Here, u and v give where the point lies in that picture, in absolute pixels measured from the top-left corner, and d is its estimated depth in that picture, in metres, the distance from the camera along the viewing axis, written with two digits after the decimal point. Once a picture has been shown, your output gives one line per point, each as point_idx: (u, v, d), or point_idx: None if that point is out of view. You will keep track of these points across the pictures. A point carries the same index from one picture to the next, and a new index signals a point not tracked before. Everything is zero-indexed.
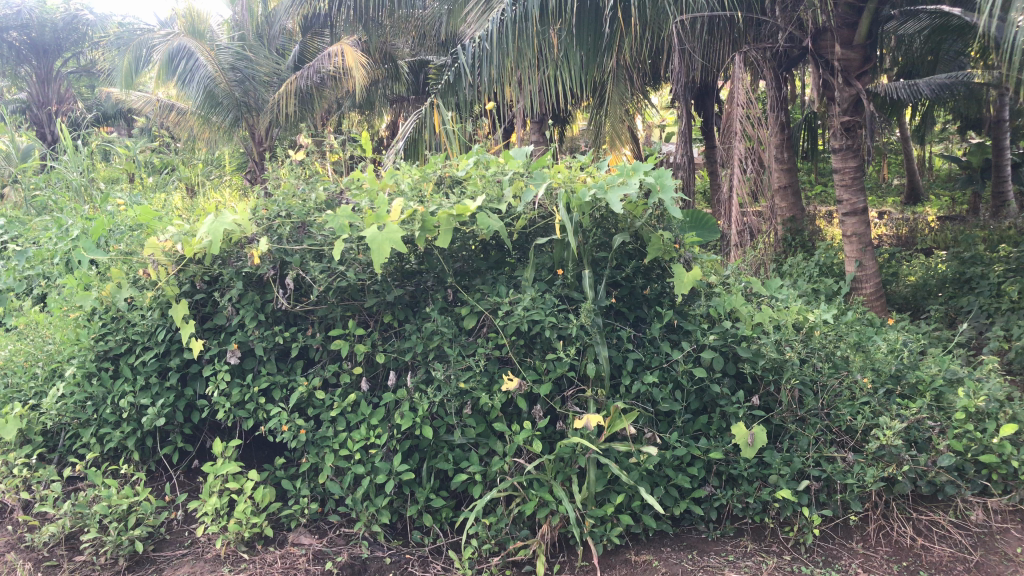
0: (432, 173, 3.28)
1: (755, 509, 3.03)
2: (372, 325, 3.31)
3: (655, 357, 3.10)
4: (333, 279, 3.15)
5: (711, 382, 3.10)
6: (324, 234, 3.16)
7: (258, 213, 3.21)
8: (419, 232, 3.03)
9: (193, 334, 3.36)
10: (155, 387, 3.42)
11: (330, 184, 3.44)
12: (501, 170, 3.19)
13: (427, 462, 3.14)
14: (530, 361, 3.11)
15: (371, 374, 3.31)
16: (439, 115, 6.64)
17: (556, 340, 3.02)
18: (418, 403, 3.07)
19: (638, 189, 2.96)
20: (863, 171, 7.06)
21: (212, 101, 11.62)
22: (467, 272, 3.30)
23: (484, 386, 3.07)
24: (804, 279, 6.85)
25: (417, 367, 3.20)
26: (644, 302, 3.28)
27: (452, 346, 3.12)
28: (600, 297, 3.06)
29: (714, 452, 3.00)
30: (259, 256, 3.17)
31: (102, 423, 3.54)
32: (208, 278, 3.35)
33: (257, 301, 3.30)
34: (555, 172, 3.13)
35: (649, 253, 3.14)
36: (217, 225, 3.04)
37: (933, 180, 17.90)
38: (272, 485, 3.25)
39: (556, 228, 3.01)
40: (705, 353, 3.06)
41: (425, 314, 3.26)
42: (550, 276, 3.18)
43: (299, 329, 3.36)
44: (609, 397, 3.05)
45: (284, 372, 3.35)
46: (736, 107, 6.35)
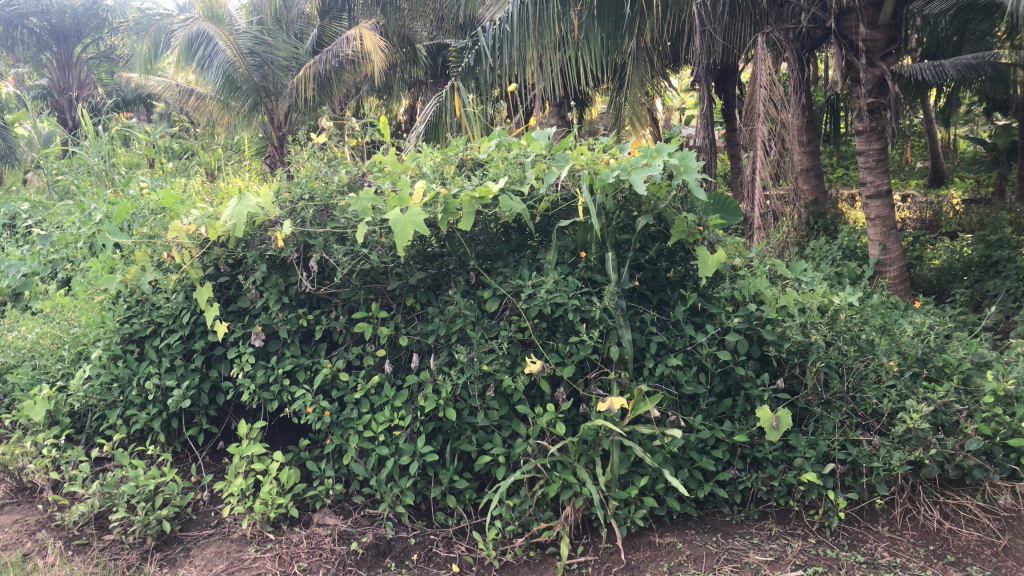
0: (453, 155, 3.28)
1: (780, 492, 3.02)
2: (394, 308, 3.31)
3: (678, 340, 3.10)
4: (356, 262, 3.14)
5: (735, 366, 3.09)
6: (347, 217, 3.16)
7: (282, 197, 3.21)
8: (442, 215, 3.02)
9: (217, 317, 3.38)
10: (180, 369, 3.46)
11: (352, 167, 3.44)
12: (523, 153, 3.17)
13: (451, 444, 3.15)
14: (553, 343, 3.10)
15: (394, 357, 3.32)
16: (458, 99, 6.64)
17: (579, 322, 3.01)
18: (441, 385, 3.08)
19: (662, 171, 2.93)
20: (887, 154, 6.98)
21: (232, 86, 11.74)
22: (489, 255, 3.29)
23: (507, 368, 3.07)
24: (826, 262, 6.79)
25: (440, 350, 3.21)
26: (668, 285, 3.26)
27: (475, 329, 3.12)
28: (623, 280, 3.05)
29: (739, 436, 2.99)
30: (283, 238, 3.17)
31: (128, 405, 3.57)
32: (231, 262, 3.36)
33: (280, 284, 3.31)
34: (579, 154, 3.11)
35: (673, 236, 3.11)
36: (240, 208, 3.05)
37: (958, 162, 17.67)
38: (297, 466, 3.27)
39: (579, 210, 2.99)
40: (729, 336, 3.05)
41: (447, 297, 3.26)
42: (572, 259, 3.17)
43: (322, 311, 3.37)
44: (632, 380, 3.04)
45: (307, 354, 3.37)
46: (759, 89, 6.28)
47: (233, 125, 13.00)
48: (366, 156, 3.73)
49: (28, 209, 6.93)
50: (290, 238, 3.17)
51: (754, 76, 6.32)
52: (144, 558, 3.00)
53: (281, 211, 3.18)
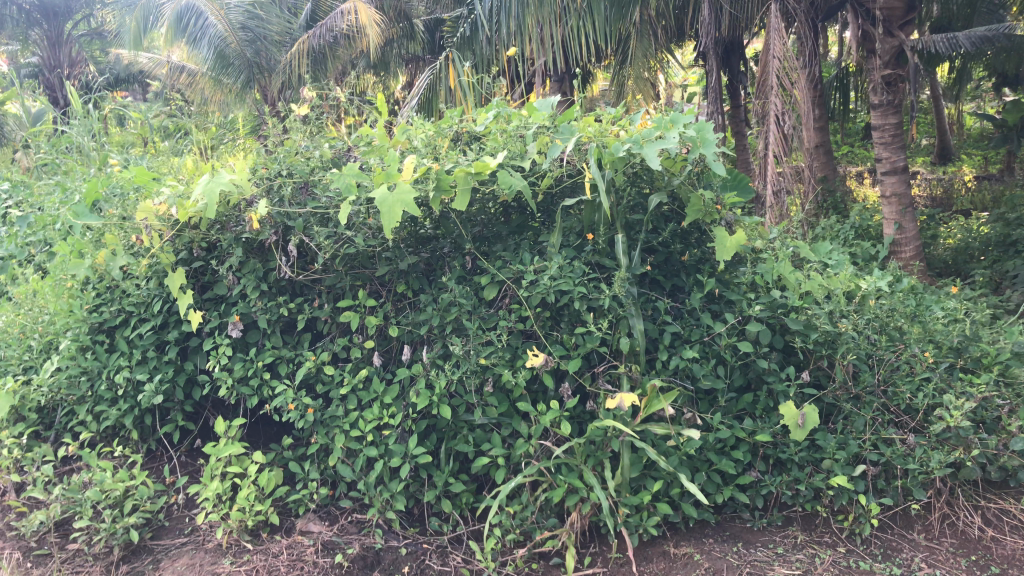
0: (448, 128, 2.98)
1: (806, 496, 2.75)
2: (384, 296, 3.04)
3: (695, 330, 2.83)
4: (341, 245, 2.85)
5: (757, 358, 2.82)
6: (330, 196, 2.87)
7: (259, 173, 2.92)
8: (435, 193, 2.73)
9: (191, 306, 3.11)
10: (153, 362, 3.19)
11: (337, 141, 3.14)
12: (524, 124, 2.88)
13: (446, 443, 2.89)
14: (558, 334, 2.83)
15: (384, 349, 3.06)
16: (455, 71, 6.36)
17: (586, 312, 2.73)
18: (435, 380, 2.81)
19: (678, 143, 2.67)
20: (903, 129, 6.68)
21: (224, 62, 11.51)
22: (487, 238, 3.01)
23: (507, 362, 2.80)
24: (838, 242, 6.49)
25: (433, 342, 2.94)
26: (682, 270, 2.98)
27: (472, 319, 2.86)
28: (634, 264, 2.77)
29: (762, 435, 2.73)
30: (260, 219, 2.88)
31: (98, 400, 3.30)
32: (206, 245, 3.08)
33: (260, 269, 3.03)
34: (585, 125, 2.83)
35: (689, 216, 2.85)
36: (211, 186, 2.76)
37: (965, 139, 17.30)
38: (280, 468, 3.00)
39: (587, 187, 2.71)
40: (751, 325, 2.78)
41: (442, 283, 2.98)
42: (578, 242, 2.88)
43: (305, 300, 3.09)
44: (644, 374, 2.77)
45: (290, 346, 3.10)
46: (772, 58, 5.93)
47: (226, 102, 12.68)
48: (352, 130, 3.43)
49: (8, 188, 6.64)
50: (268, 219, 2.88)
51: (767, 48, 6.01)
52: (109, 571, 2.74)
53: (258, 188, 2.89)
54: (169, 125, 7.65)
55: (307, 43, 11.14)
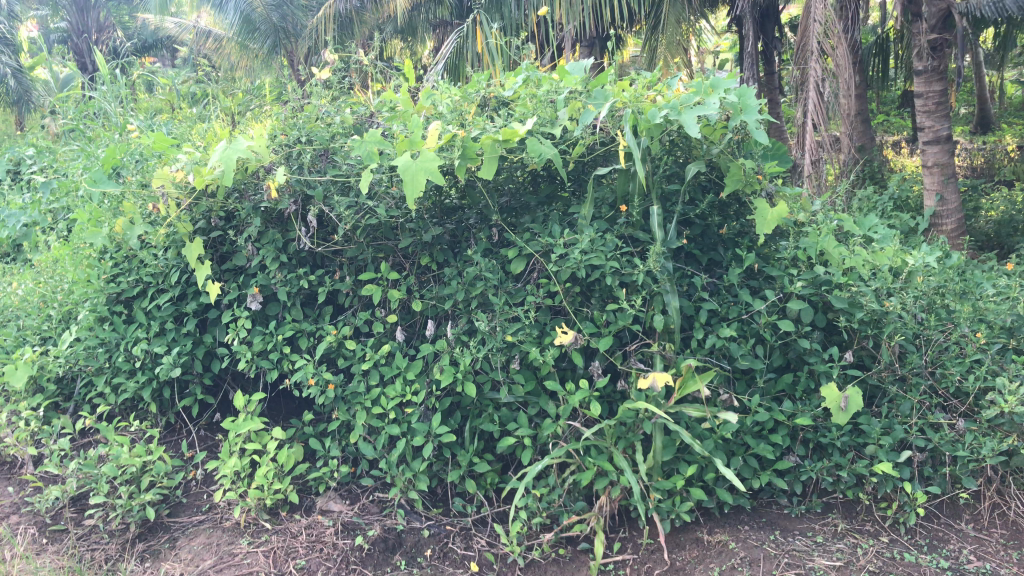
0: (474, 93, 2.84)
1: (848, 483, 2.62)
2: (407, 268, 2.92)
3: (733, 308, 2.70)
4: (362, 216, 2.73)
5: (798, 337, 2.68)
6: (351, 164, 2.74)
7: (277, 140, 2.80)
8: (460, 161, 2.60)
9: (209, 277, 3.01)
10: (171, 334, 3.11)
11: (359, 107, 3.01)
12: (555, 89, 2.73)
13: (470, 422, 2.78)
14: (588, 311, 2.70)
15: (407, 323, 2.95)
16: (484, 36, 6.20)
17: (618, 288, 2.60)
18: (459, 357, 2.71)
19: (719, 110, 2.52)
20: (948, 97, 6.42)
21: (250, 27, 11.53)
22: (515, 209, 2.88)
23: (535, 339, 2.68)
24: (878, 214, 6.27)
25: (458, 317, 2.83)
26: (720, 243, 2.84)
27: (498, 294, 2.74)
28: (670, 238, 2.63)
29: (802, 418, 2.59)
30: (278, 188, 2.77)
31: (116, 372, 3.23)
32: (224, 215, 2.97)
33: (279, 239, 2.92)
34: (620, 90, 2.68)
35: (727, 186, 2.71)
36: (229, 152, 2.65)
37: (1008, 107, 16.77)
38: (300, 445, 2.92)
39: (621, 155, 2.57)
40: (792, 302, 2.64)
41: (467, 256, 2.86)
42: (611, 213, 2.74)
43: (326, 271, 2.98)
44: (679, 353, 2.64)
45: (311, 319, 3.00)
46: (813, 23, 5.67)
47: (252, 68, 12.55)
48: (376, 94, 3.30)
49: (33, 154, 6.58)
50: (286, 189, 2.77)
51: (807, 9, 5.73)
52: (125, 549, 2.69)
53: (277, 156, 2.77)
54: (195, 91, 7.55)
55: (333, 8, 10.94)
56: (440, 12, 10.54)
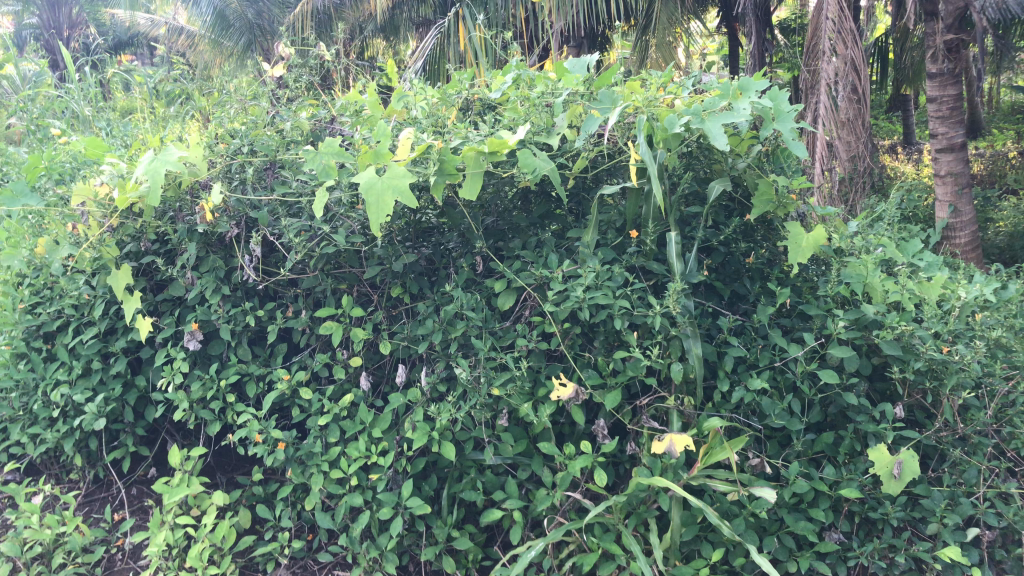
0: (455, 95, 2.39)
1: (904, 568, 2.17)
2: (376, 302, 2.46)
3: (763, 354, 2.26)
4: (317, 243, 2.25)
5: (841, 390, 2.24)
6: (302, 180, 2.23)
7: (217, 150, 2.32)
8: (437, 177, 2.11)
9: (138, 310, 2.53)
10: (96, 377, 2.63)
11: (318, 110, 2.53)
12: (551, 91, 2.28)
13: (449, 487, 2.33)
14: (590, 357, 2.24)
15: (375, 367, 2.49)
16: (466, 30, 5.75)
17: (628, 332, 2.15)
18: (435, 414, 2.24)
19: (750, 117, 2.10)
20: (964, 100, 6.00)
21: (224, 23, 11.20)
22: (503, 232, 2.43)
23: (527, 392, 2.22)
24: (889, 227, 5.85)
25: (434, 362, 2.37)
26: (745, 274, 2.40)
27: (483, 336, 2.28)
28: (691, 271, 2.18)
29: (848, 490, 2.15)
30: (213, 208, 2.28)
31: (34, 420, 2.76)
32: (155, 237, 2.49)
33: (221, 267, 2.44)
34: (630, 91, 2.23)
35: (755, 207, 2.28)
36: (156, 166, 2.17)
37: (1002, 111, 16.44)
38: (245, 513, 2.45)
39: (633, 171, 2.12)
40: (836, 349, 2.20)
41: (446, 289, 2.40)
42: (618, 240, 2.27)
43: (278, 305, 2.51)
44: (700, 411, 2.20)
45: (260, 360, 2.54)
46: (824, 20, 5.26)
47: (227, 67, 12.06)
48: (340, 94, 2.82)
49: None
50: (224, 209, 2.27)
51: (821, 4, 5.29)
52: None
53: (215, 169, 2.29)
54: None
55: (310, 4, 10.43)
56: (422, 9, 10.05)
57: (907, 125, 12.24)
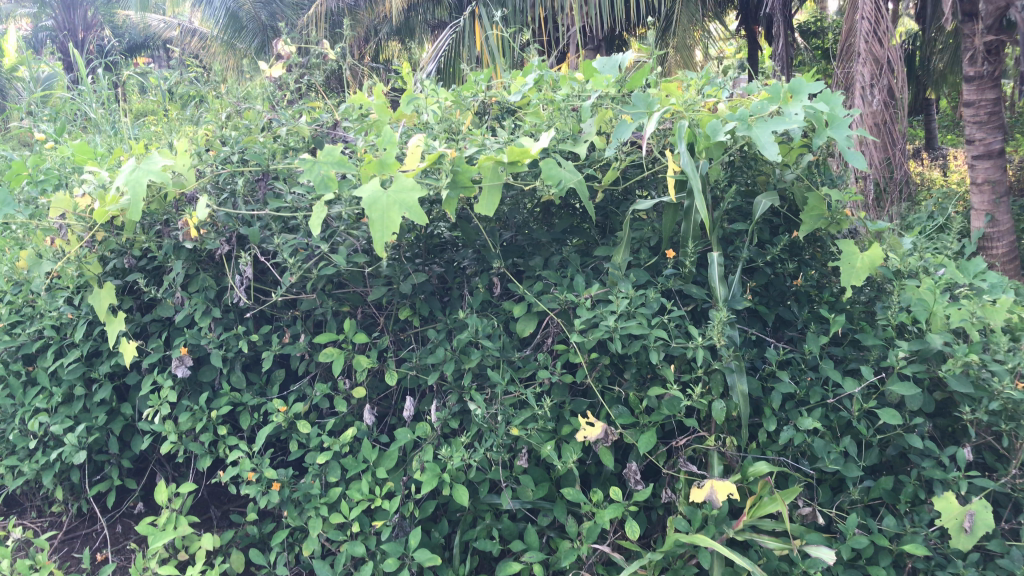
0: (471, 97, 2.16)
1: None
2: (381, 326, 2.23)
3: (814, 389, 2.01)
4: (315, 263, 2.01)
5: (902, 431, 1.99)
6: (299, 193, 2.00)
7: (207, 158, 2.10)
8: (449, 192, 1.86)
9: (122, 333, 2.30)
10: (77, 405, 2.41)
11: (319, 114, 2.31)
12: (578, 93, 2.04)
13: (461, 534, 2.09)
14: (620, 392, 2.00)
15: (379, 397, 2.25)
16: (482, 29, 5.52)
17: (665, 365, 1.90)
18: (446, 454, 2.00)
19: (804, 123, 1.87)
20: (1003, 105, 5.72)
21: (236, 25, 11.04)
22: (522, 249, 2.20)
23: (549, 431, 1.98)
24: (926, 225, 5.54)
25: (446, 394, 2.13)
26: (792, 297, 2.16)
27: (500, 368, 2.04)
28: (735, 295, 1.94)
29: (912, 545, 1.89)
30: (200, 223, 2.05)
31: (13, 450, 2.54)
32: (140, 253, 2.26)
33: (212, 286, 2.21)
34: (666, 94, 2.00)
35: (804, 224, 2.05)
36: (139, 176, 1.95)
37: None
38: (238, 557, 2.22)
39: (672, 183, 1.87)
40: (898, 385, 1.95)
41: (459, 312, 2.16)
42: (653, 260, 2.02)
43: (275, 329, 2.28)
44: (744, 454, 1.96)
45: (255, 389, 2.31)
46: (859, 22, 5.03)
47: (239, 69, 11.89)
48: (344, 97, 2.59)
49: None
50: (212, 224, 2.05)
51: (856, 3, 5.08)
52: None
53: (203, 179, 2.06)
54: None
55: (323, 6, 10.24)
56: (437, 11, 9.85)
57: (929, 129, 11.94)
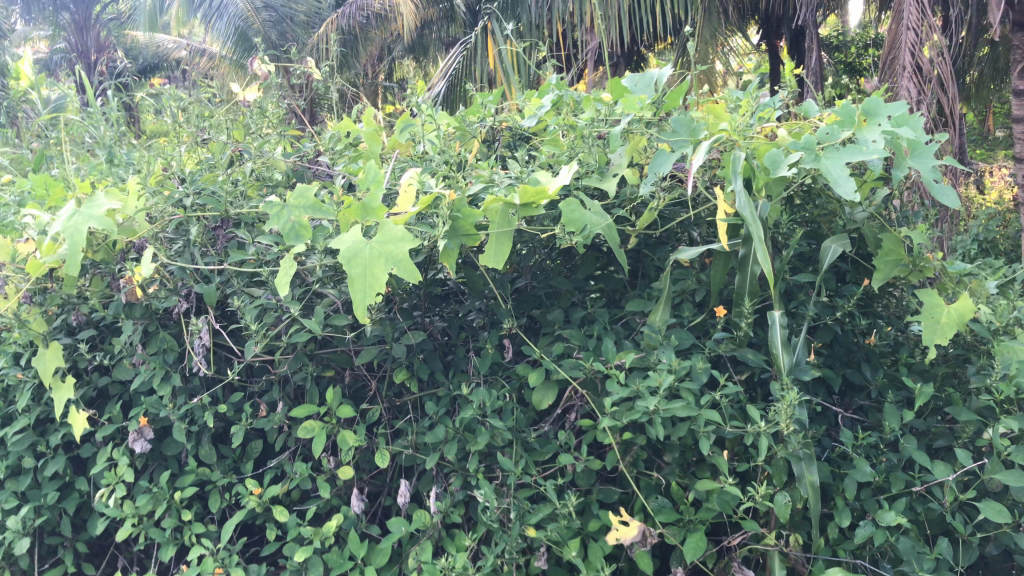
0: (475, 123, 1.85)
1: None
2: (373, 393, 1.88)
3: (897, 476, 1.64)
4: (288, 325, 1.67)
5: (1007, 530, 1.61)
6: (268, 242, 1.66)
7: (161, 198, 1.76)
8: (448, 242, 1.49)
9: (72, 400, 1.97)
10: (22, 481, 2.06)
11: (302, 144, 1.98)
12: (605, 116, 1.67)
13: None
14: (659, 478, 1.64)
15: (371, 476, 1.90)
16: (495, 44, 5.20)
17: (716, 451, 1.53)
18: (448, 557, 1.64)
19: (883, 152, 1.52)
20: None
21: (246, 44, 10.82)
22: (537, 302, 1.85)
23: (574, 528, 1.62)
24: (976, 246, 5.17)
25: (448, 477, 1.78)
26: (862, 356, 1.80)
27: (513, 448, 1.68)
28: (801, 361, 1.59)
29: None
30: (147, 279, 1.76)
31: None
32: (91, 308, 1.92)
33: (172, 347, 1.87)
34: (712, 118, 1.65)
35: (879, 271, 1.71)
36: (80, 223, 1.63)
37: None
38: None
39: (724, 227, 1.52)
40: (1004, 474, 1.58)
41: (463, 378, 1.81)
42: (698, 318, 1.67)
43: (247, 396, 1.93)
44: (814, 558, 1.59)
45: (226, 467, 1.95)
46: (902, 32, 4.66)
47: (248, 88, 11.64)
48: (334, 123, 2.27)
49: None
50: (162, 280, 1.77)
51: (899, 12, 4.71)
52: None
53: (155, 225, 1.75)
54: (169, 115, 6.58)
55: (334, 24, 9.97)
56: (450, 29, 9.59)
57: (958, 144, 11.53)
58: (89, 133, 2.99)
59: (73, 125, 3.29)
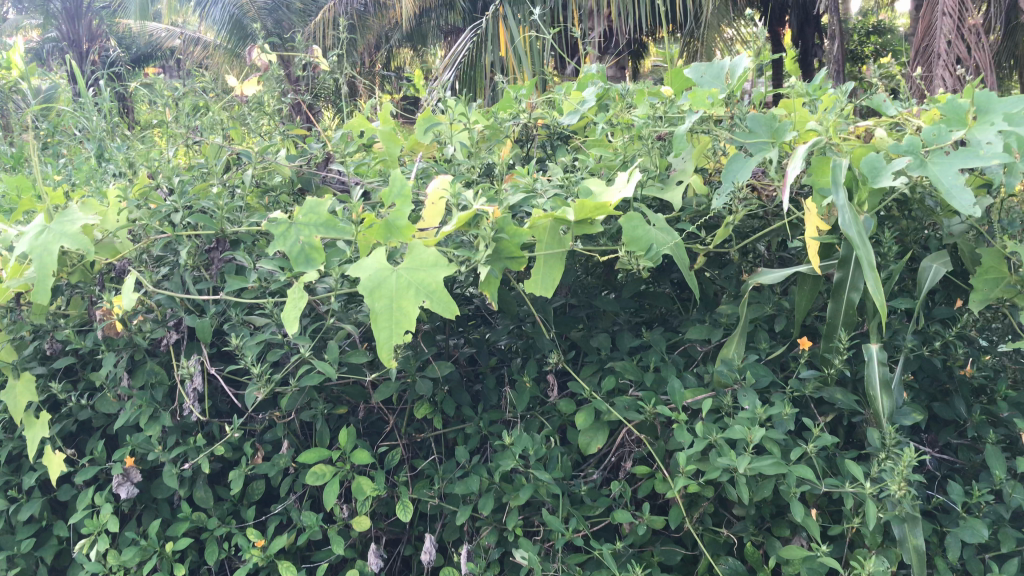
0: (508, 120, 1.60)
1: None
2: (391, 430, 1.64)
3: (1006, 533, 1.41)
4: (297, 361, 1.43)
5: None
6: (272, 264, 1.41)
7: (147, 211, 1.55)
8: (489, 268, 1.25)
9: (46, 438, 1.71)
10: None
11: (311, 145, 1.73)
12: (665, 112, 1.43)
13: None
14: (729, 536, 1.41)
15: (390, 524, 1.66)
16: (507, 31, 4.94)
17: (805, 511, 1.29)
18: None
19: (1002, 155, 1.27)
20: None
21: (241, 32, 10.52)
22: (579, 325, 1.62)
23: None
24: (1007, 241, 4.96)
25: (481, 531, 1.53)
26: (953, 387, 1.56)
27: (559, 502, 1.44)
28: (899, 403, 1.35)
29: None
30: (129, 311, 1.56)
31: None
32: (67, 334, 1.67)
33: (161, 381, 1.62)
34: (795, 117, 1.41)
35: (979, 293, 1.45)
36: (51, 242, 1.39)
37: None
38: None
39: (815, 245, 1.28)
40: None
41: (497, 416, 1.57)
42: (775, 349, 1.43)
43: (247, 434, 1.68)
44: None
45: (223, 512, 1.71)
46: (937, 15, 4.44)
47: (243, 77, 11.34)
48: (344, 120, 2.03)
49: None
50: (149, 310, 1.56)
51: None
52: None
53: (141, 243, 1.54)
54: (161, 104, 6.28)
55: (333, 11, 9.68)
56: (452, 16, 9.31)
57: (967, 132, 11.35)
58: (70, 127, 2.73)
59: (56, 117, 3.02)
